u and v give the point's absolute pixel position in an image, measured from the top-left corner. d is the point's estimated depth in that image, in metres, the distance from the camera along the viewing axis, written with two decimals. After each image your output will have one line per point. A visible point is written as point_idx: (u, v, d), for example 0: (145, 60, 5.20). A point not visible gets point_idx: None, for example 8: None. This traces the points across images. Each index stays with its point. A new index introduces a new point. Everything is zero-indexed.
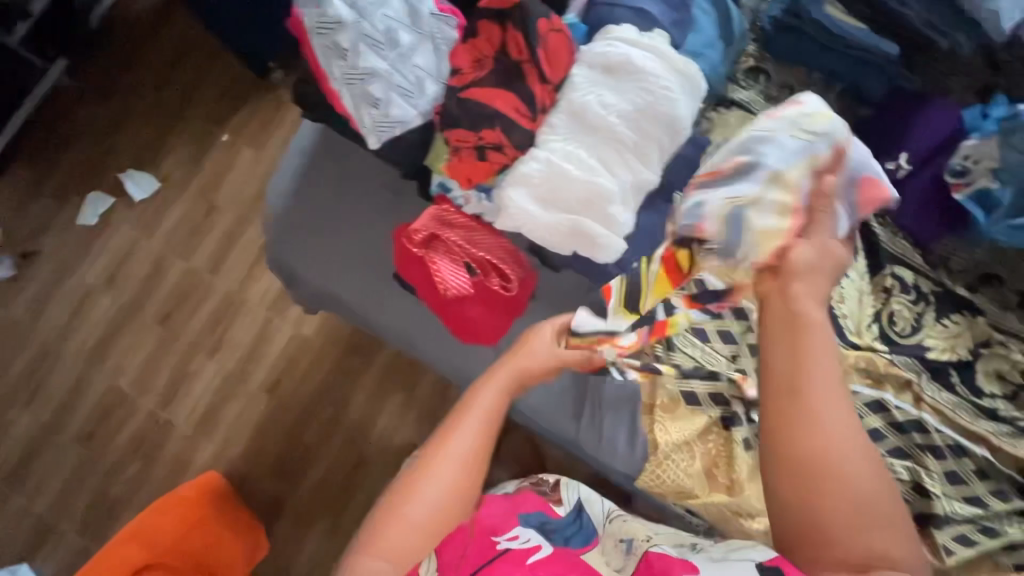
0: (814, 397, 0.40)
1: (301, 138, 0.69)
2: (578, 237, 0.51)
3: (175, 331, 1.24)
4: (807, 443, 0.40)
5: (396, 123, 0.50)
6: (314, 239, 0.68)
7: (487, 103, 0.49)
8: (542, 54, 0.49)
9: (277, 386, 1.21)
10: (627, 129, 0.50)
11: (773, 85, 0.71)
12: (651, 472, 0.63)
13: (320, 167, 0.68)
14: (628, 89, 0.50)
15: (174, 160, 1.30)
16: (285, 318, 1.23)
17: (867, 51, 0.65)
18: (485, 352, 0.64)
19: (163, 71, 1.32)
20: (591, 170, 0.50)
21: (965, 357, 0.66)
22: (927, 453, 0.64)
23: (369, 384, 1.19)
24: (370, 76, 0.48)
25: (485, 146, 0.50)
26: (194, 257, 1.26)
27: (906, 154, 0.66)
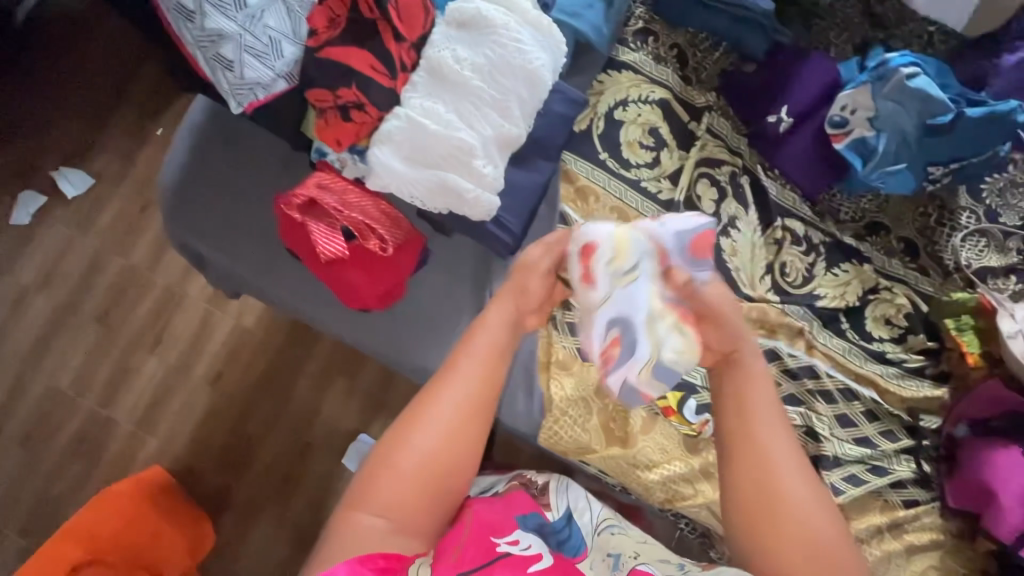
0: (766, 433, 0.44)
1: (192, 114, 0.68)
2: (444, 192, 0.52)
3: (113, 328, 1.23)
4: (759, 469, 0.44)
5: (254, 86, 0.49)
6: (207, 216, 0.68)
7: (343, 61, 0.50)
8: (393, 12, 0.50)
9: (220, 378, 1.21)
10: (484, 83, 0.51)
11: (662, 46, 0.71)
12: (548, 428, 0.64)
13: (211, 142, 0.68)
14: (482, 44, 0.51)
15: (107, 156, 1.29)
16: (226, 310, 1.22)
17: (745, 8, 0.68)
18: (381, 319, 0.65)
19: (92, 67, 1.30)
20: (452, 125, 0.51)
21: (853, 304, 0.68)
22: (819, 398, 0.65)
23: (311, 372, 1.19)
24: (220, 38, 0.48)
25: (345, 105, 0.51)
26: (132, 253, 1.26)
27: (787, 107, 0.68)
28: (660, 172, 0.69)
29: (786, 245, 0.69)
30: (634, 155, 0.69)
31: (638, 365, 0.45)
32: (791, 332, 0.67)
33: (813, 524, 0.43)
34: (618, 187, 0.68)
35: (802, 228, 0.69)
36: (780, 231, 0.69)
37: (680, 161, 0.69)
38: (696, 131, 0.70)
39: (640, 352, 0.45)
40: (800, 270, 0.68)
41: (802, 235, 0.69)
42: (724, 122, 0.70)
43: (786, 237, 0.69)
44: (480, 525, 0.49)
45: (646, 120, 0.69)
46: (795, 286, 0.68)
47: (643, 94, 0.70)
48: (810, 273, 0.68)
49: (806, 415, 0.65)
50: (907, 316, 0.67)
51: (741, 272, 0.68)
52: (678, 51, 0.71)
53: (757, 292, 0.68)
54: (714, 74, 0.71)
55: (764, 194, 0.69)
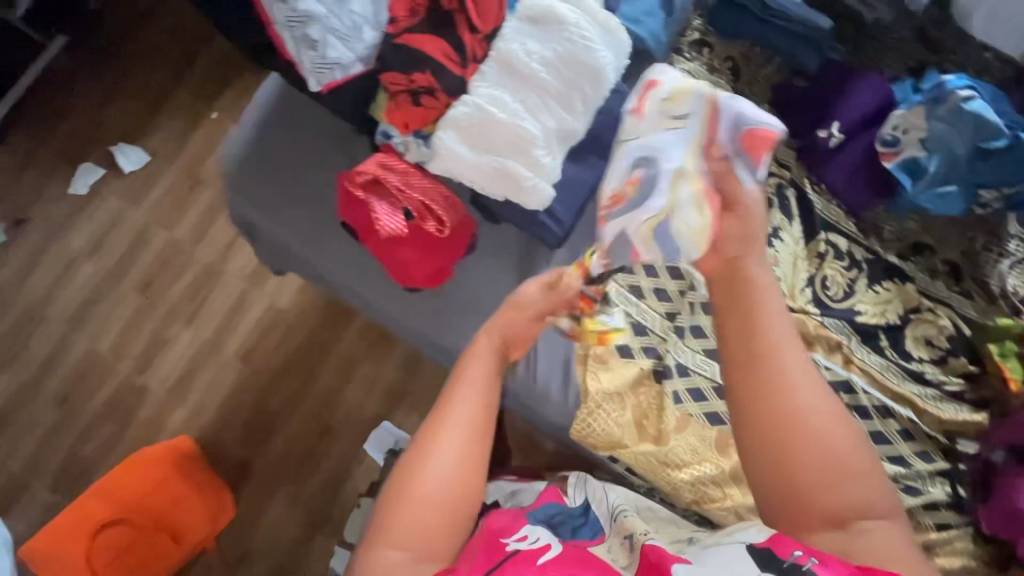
0: (773, 358, 0.47)
1: (262, 93, 0.72)
2: (503, 179, 0.54)
3: (155, 298, 1.28)
4: (778, 394, 0.46)
5: (334, 66, 0.53)
6: (270, 190, 0.71)
7: (420, 48, 0.52)
8: (471, 6, 0.53)
9: (251, 355, 1.24)
10: (551, 77, 0.53)
11: (716, 57, 0.73)
12: (582, 420, 0.65)
13: (279, 121, 0.71)
14: (551, 39, 0.53)
15: (163, 135, 1.34)
16: (262, 290, 1.26)
17: (800, 24, 0.68)
18: (426, 299, 0.67)
19: (156, 50, 1.37)
20: (516, 115, 0.53)
21: (894, 322, 0.68)
22: (853, 413, 0.66)
23: (339, 356, 1.22)
24: (308, 19, 0.51)
25: (418, 90, 0.54)
26: (177, 228, 1.30)
27: (838, 123, 0.68)
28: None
29: (828, 259, 0.69)
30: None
31: (642, 217, 0.55)
32: (829, 344, 0.68)
33: (829, 451, 0.45)
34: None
35: (846, 244, 0.70)
36: (823, 244, 0.69)
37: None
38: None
39: (653, 201, 0.55)
40: (841, 285, 0.69)
41: (845, 250, 0.70)
42: (774, 136, 0.71)
43: (829, 251, 0.69)
44: (488, 535, 0.50)
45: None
46: (836, 299, 0.69)
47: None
48: (851, 288, 0.69)
49: None
50: (950, 338, 0.67)
51: (782, 282, 0.68)
52: (731, 66, 0.73)
53: (797, 303, 0.68)
54: (767, 89, 0.72)
55: (809, 208, 0.70)
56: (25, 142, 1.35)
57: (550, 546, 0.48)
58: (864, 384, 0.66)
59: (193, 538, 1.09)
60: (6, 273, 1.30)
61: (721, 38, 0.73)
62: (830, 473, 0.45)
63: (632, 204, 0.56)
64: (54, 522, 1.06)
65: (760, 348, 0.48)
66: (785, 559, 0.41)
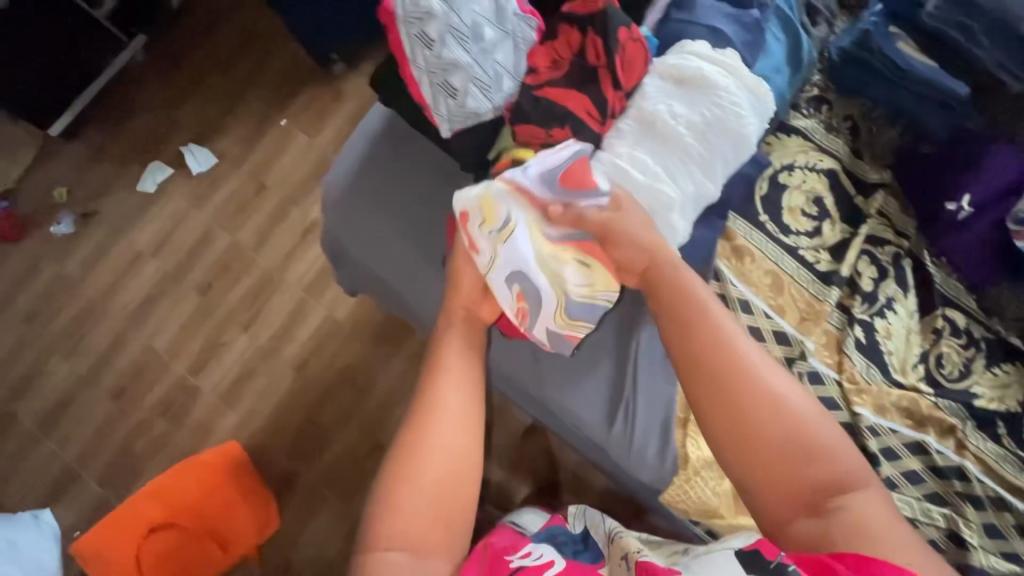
0: (708, 349, 0.44)
1: (368, 122, 0.71)
2: None
3: (213, 301, 1.28)
4: (727, 381, 0.43)
5: (470, 114, 0.52)
6: (371, 222, 0.70)
7: (561, 103, 0.51)
8: (619, 61, 0.50)
9: (305, 366, 1.23)
10: (695, 141, 0.51)
11: (834, 116, 0.71)
12: (678, 486, 0.63)
13: (384, 152, 0.70)
14: (699, 102, 0.51)
15: (232, 138, 1.35)
16: (320, 301, 1.25)
17: (930, 87, 0.65)
18: (523, 347, 0.65)
19: (230, 53, 1.38)
20: (656, 177, 0.51)
21: (1014, 409, 0.64)
22: (967, 503, 0.62)
23: (392, 374, 1.20)
24: (452, 67, 0.50)
25: (553, 144, 0.52)
26: (240, 232, 1.31)
27: (968, 196, 0.65)
28: (819, 242, 0.68)
29: (945, 336, 0.66)
30: (794, 222, 0.69)
31: (551, 312, 0.53)
32: (942, 426, 0.64)
33: (788, 421, 0.42)
34: (774, 251, 0.68)
35: (964, 321, 0.66)
36: (940, 320, 0.66)
37: (842, 234, 0.68)
38: (862, 209, 0.69)
39: (547, 298, 0.52)
40: (956, 364, 0.66)
41: (963, 328, 0.66)
42: (889, 201, 0.69)
43: (946, 327, 0.66)
44: (493, 553, 0.47)
45: (811, 189, 0.69)
46: (950, 379, 0.65)
47: (811, 161, 0.69)
48: (967, 368, 0.65)
49: (950, 518, 0.62)
50: None
51: (892, 356, 0.66)
52: (849, 122, 0.71)
53: (907, 379, 0.65)
54: (887, 151, 0.70)
55: (926, 278, 0.67)
56: (99, 137, 1.37)
57: (552, 564, 0.47)
58: (980, 473, 0.63)
59: (240, 548, 1.08)
60: (71, 265, 1.31)
61: (842, 95, 0.71)
62: (801, 458, 0.41)
63: (527, 309, 0.52)
64: (107, 523, 1.05)
65: (696, 339, 0.45)
66: (772, 559, 0.39)
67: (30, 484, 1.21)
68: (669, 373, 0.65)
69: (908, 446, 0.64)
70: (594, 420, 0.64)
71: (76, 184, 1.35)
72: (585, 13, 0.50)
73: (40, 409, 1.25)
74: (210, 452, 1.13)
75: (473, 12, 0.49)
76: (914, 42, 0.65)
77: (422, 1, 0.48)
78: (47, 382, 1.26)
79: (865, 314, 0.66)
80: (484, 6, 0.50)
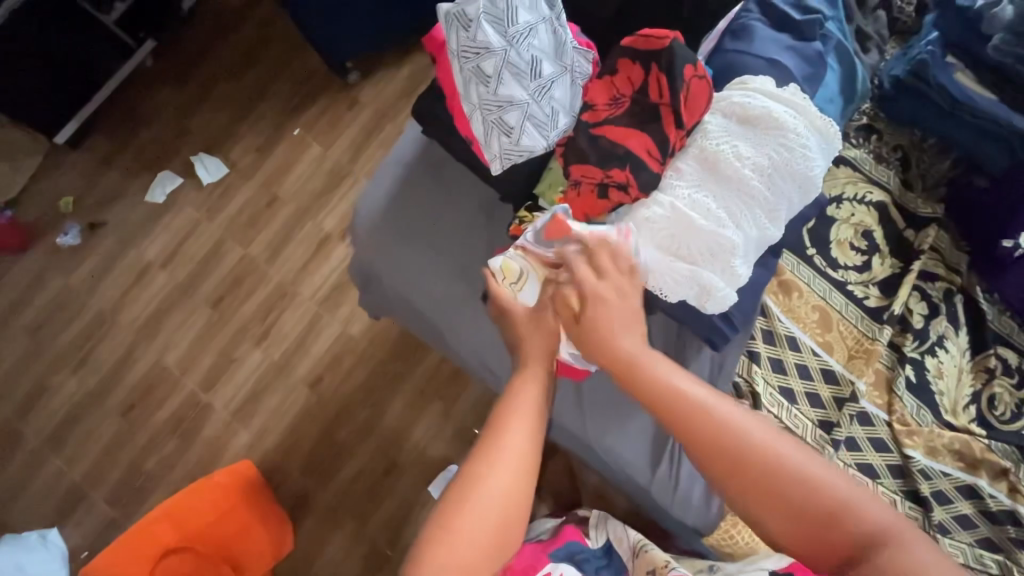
0: (692, 414, 0.42)
1: (402, 150, 0.69)
2: (693, 286, 0.49)
3: (225, 315, 1.25)
4: (704, 425, 0.42)
5: (524, 152, 0.49)
6: (405, 254, 0.67)
7: (620, 142, 0.48)
8: (683, 99, 0.47)
9: (319, 382, 1.20)
10: (760, 183, 0.49)
11: (885, 146, 0.70)
12: (725, 530, 0.62)
13: (419, 182, 0.68)
14: (765, 144, 0.49)
15: (244, 147, 1.32)
16: (335, 315, 1.23)
17: (993, 121, 0.63)
18: (565, 385, 0.63)
19: (242, 59, 1.35)
20: (721, 221, 0.49)
21: None
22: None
23: (410, 391, 1.18)
24: (509, 104, 0.47)
25: (609, 184, 0.49)
26: (252, 244, 1.28)
27: None
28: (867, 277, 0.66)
29: (997, 375, 0.64)
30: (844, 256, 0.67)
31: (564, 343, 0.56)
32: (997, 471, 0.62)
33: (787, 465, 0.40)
34: (820, 285, 0.66)
35: (1017, 360, 0.65)
36: (993, 359, 0.64)
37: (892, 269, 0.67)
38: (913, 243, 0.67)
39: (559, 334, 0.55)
40: (1009, 404, 0.64)
41: (1016, 367, 0.64)
42: (943, 235, 0.67)
43: (999, 367, 0.64)
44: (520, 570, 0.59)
45: (860, 223, 0.67)
46: (1003, 420, 0.63)
47: (860, 193, 0.68)
48: (1021, 410, 0.63)
49: (1005, 565, 0.60)
50: None
51: (943, 396, 0.64)
52: (900, 152, 0.69)
53: (959, 421, 0.64)
54: (938, 183, 0.68)
55: (979, 316, 0.65)
56: (106, 145, 1.33)
57: None
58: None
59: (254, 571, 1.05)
60: (78, 276, 1.28)
61: (892, 125, 0.70)
62: (810, 502, 0.39)
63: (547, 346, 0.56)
64: (111, 550, 0.99)
65: (669, 405, 0.43)
66: None
67: (37, 502, 1.18)
68: None
69: (960, 490, 0.62)
70: (636, 456, 0.62)
71: (83, 193, 1.32)
72: (647, 48, 0.48)
73: (48, 425, 1.22)
74: (222, 472, 1.08)
75: (533, 48, 0.47)
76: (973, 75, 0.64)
77: (479, 36, 0.46)
78: (55, 397, 1.23)
79: (915, 352, 0.64)
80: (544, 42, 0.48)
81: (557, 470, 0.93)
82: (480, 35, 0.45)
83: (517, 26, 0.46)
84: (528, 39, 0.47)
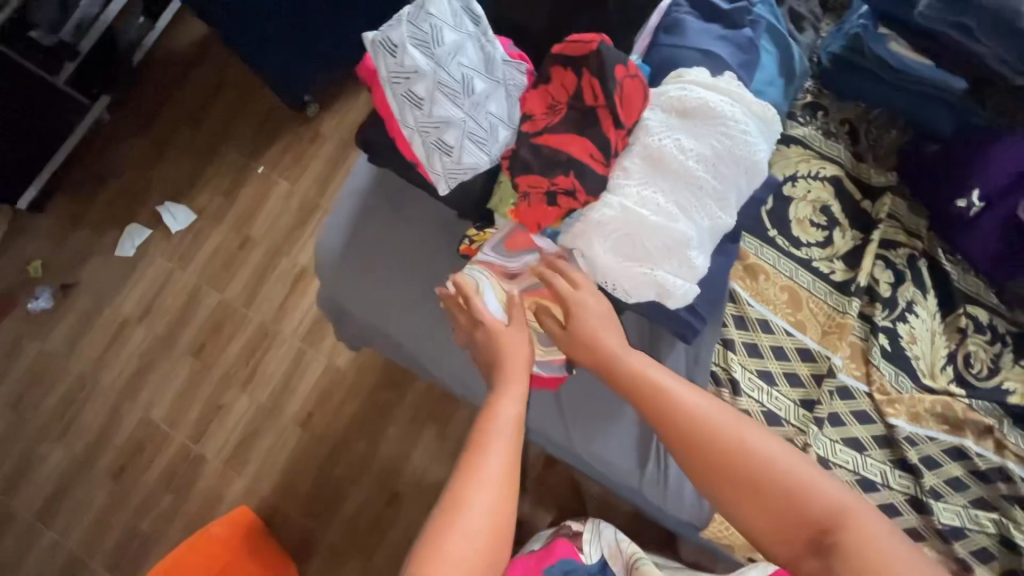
0: (686, 412, 0.47)
1: (356, 181, 0.68)
2: (652, 282, 0.50)
3: (208, 362, 1.24)
4: (697, 428, 0.46)
5: (468, 170, 0.49)
6: (373, 284, 0.67)
7: (562, 149, 0.48)
8: (619, 100, 0.48)
9: (310, 419, 1.19)
10: (706, 174, 0.49)
11: (831, 121, 0.70)
12: (719, 522, 0.62)
13: (377, 210, 0.68)
14: (706, 134, 0.49)
15: (211, 192, 1.31)
16: (319, 350, 1.21)
17: (936, 87, 0.63)
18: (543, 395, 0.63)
19: (200, 104, 1.34)
20: (675, 217, 0.49)
21: None
22: (1016, 505, 0.60)
23: (402, 417, 1.17)
24: (445, 124, 0.47)
25: (557, 191, 0.49)
26: (229, 288, 1.26)
27: (978, 190, 0.63)
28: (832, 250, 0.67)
29: (970, 334, 0.65)
30: (807, 234, 0.67)
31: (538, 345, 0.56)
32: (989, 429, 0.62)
33: (768, 464, 0.45)
34: (785, 265, 0.66)
35: (987, 316, 0.65)
36: (964, 318, 0.65)
37: (855, 240, 0.67)
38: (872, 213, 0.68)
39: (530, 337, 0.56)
40: (984, 361, 0.64)
41: (987, 324, 0.65)
42: (900, 202, 0.68)
43: (970, 325, 0.65)
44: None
45: (817, 200, 0.68)
46: (980, 377, 0.64)
47: (815, 169, 0.68)
48: (996, 364, 0.64)
49: (1000, 522, 0.60)
50: None
51: (920, 361, 0.64)
52: (847, 126, 0.70)
53: (938, 383, 0.64)
54: (890, 152, 0.69)
55: (944, 277, 0.66)
56: (70, 205, 1.32)
57: None
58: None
59: None
60: (55, 341, 1.26)
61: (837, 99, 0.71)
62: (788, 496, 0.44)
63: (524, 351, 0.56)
64: None
65: (668, 405, 0.48)
66: None
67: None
68: None
69: (948, 453, 0.62)
70: (624, 457, 0.62)
71: (51, 256, 1.30)
72: (577, 53, 0.48)
73: (38, 496, 1.19)
74: (219, 525, 1.06)
75: (459, 69, 0.47)
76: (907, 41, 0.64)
77: (406, 60, 0.46)
78: (43, 466, 1.21)
79: (887, 321, 0.65)
80: (470, 60, 0.48)
81: (559, 480, 0.92)
82: (406, 59, 0.46)
83: (440, 48, 0.46)
84: (454, 59, 0.47)
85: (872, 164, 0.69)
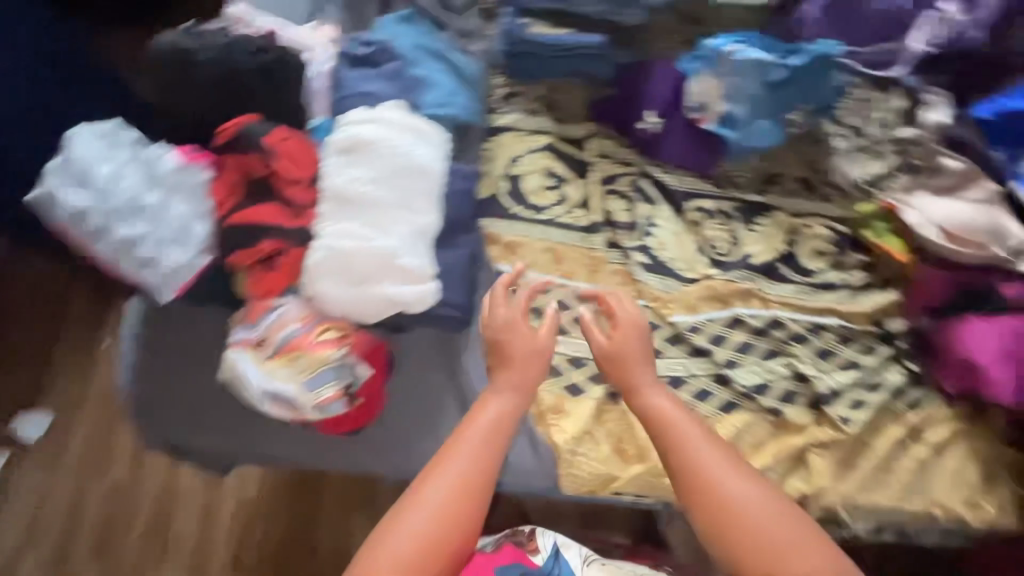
0: (699, 474, 0.68)
1: (130, 328, 0.93)
2: (367, 279, 0.82)
3: (156, 519, 1.35)
4: (699, 475, 0.68)
5: (193, 237, 0.83)
6: (182, 416, 0.92)
7: (261, 216, 0.83)
8: (284, 158, 0.85)
9: (238, 558, 1.33)
10: (373, 188, 0.84)
11: (525, 102, 1.06)
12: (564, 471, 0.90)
13: (159, 348, 0.93)
14: (366, 160, 0.85)
15: (59, 391, 1.41)
16: (225, 491, 1.36)
17: (579, 49, 0.98)
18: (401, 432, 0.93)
19: (42, 311, 1.44)
20: (374, 245, 0.82)
21: (784, 249, 1.01)
22: (794, 344, 0.96)
23: (326, 516, 1.35)
24: (126, 235, 0.81)
25: (271, 254, 0.83)
26: (113, 471, 1.37)
27: (649, 111, 1.02)
28: (539, 193, 1.01)
29: (705, 219, 1.02)
30: (535, 193, 1.01)
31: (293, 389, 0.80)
32: (745, 299, 0.98)
33: (763, 541, 0.64)
34: (524, 212, 1.00)
35: (712, 203, 1.03)
36: (695, 210, 1.02)
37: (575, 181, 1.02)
38: (586, 167, 1.04)
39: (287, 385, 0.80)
40: (726, 238, 1.01)
41: (714, 207, 1.03)
42: (594, 149, 1.05)
43: (702, 213, 1.02)
44: None
45: (521, 166, 1.02)
46: (727, 251, 1.00)
47: (515, 157, 1.03)
48: (738, 237, 1.02)
49: (790, 364, 0.95)
50: (827, 245, 1.02)
51: (676, 261, 0.99)
52: (531, 96, 1.06)
53: (699, 271, 0.99)
54: (573, 116, 1.06)
55: (669, 186, 1.03)
56: None
57: None
58: (788, 316, 0.97)
59: None
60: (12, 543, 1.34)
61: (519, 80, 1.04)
62: (766, 557, 0.64)
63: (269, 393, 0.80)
64: None
65: (699, 471, 0.68)
66: None
67: None
68: (472, 389, 0.94)
69: (733, 324, 0.96)
70: None
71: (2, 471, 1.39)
72: (242, 149, 0.85)
73: None
74: None
75: (157, 196, 0.83)
76: (547, 25, 1.00)
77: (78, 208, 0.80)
78: None
79: (632, 241, 1.00)
80: (173, 198, 0.84)
81: None
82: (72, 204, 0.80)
83: (135, 196, 0.82)
84: (140, 200, 0.82)
85: (562, 114, 1.06)
